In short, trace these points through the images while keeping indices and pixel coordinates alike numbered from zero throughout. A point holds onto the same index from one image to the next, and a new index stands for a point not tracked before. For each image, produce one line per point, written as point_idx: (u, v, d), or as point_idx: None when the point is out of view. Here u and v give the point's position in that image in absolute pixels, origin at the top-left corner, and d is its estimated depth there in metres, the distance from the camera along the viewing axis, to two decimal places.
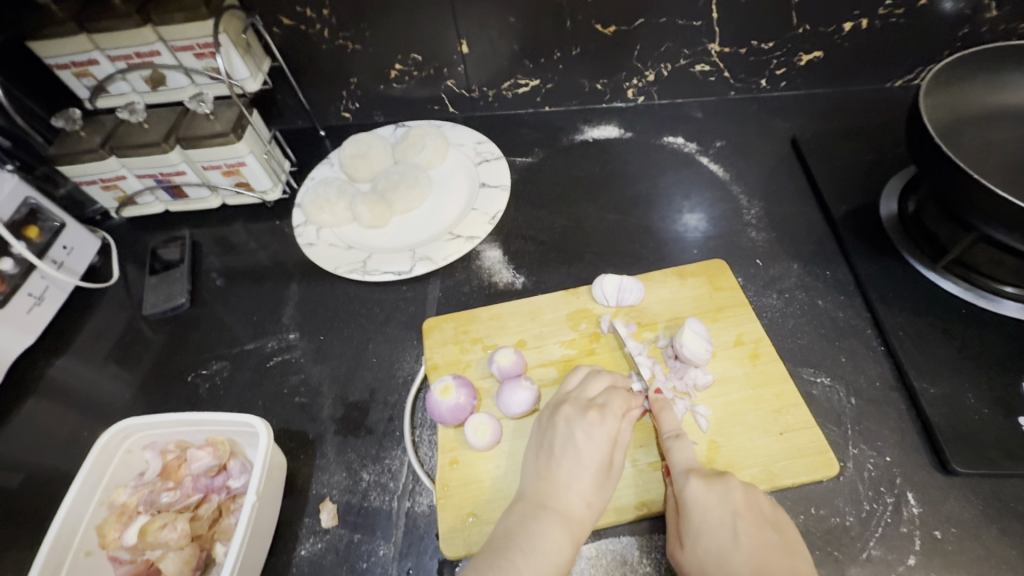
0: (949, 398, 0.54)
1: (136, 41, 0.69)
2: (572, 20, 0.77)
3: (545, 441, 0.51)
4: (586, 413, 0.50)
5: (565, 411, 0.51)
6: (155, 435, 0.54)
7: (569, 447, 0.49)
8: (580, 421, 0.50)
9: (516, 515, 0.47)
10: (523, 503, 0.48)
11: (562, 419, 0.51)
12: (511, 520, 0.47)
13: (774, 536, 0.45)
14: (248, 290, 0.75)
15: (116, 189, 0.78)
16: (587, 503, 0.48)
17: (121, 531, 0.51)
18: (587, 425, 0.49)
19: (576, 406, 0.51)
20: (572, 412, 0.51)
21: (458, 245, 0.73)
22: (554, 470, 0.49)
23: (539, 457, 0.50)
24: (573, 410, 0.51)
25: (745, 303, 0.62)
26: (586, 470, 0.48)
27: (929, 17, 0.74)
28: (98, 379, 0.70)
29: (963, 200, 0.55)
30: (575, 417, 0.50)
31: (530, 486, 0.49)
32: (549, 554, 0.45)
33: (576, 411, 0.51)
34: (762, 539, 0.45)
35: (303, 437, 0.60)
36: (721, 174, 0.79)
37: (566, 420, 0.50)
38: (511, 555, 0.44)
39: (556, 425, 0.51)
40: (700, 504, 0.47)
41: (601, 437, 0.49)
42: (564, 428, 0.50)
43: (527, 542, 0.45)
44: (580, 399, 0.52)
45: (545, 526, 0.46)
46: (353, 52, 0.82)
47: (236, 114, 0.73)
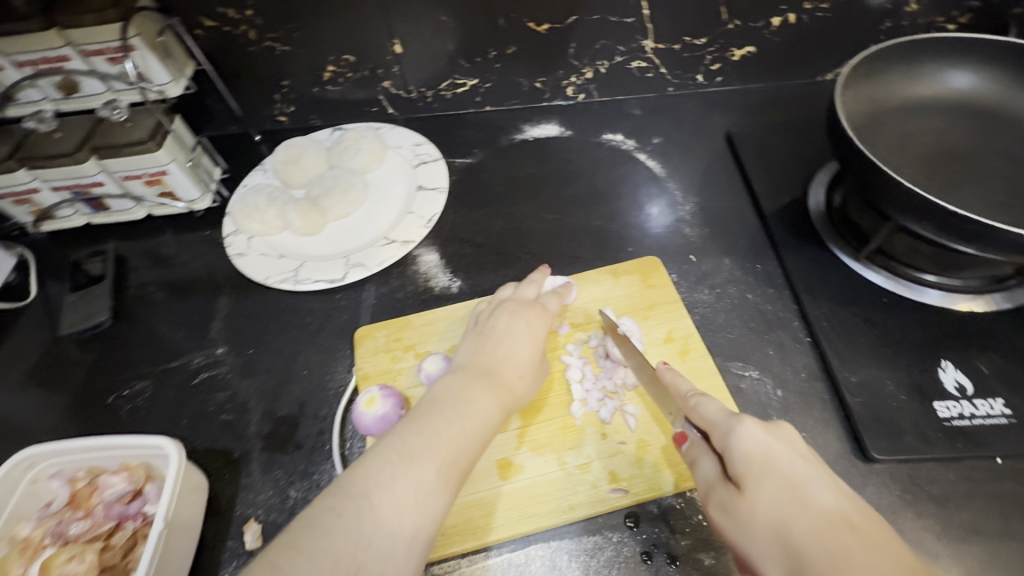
0: (870, 386, 0.55)
1: (42, 45, 0.65)
2: (505, 19, 0.77)
3: (489, 327, 0.53)
4: (530, 305, 0.55)
5: (510, 305, 0.55)
6: (63, 462, 0.52)
7: (512, 329, 0.53)
8: (523, 311, 0.54)
9: (452, 381, 0.48)
10: (460, 374, 0.49)
11: (506, 310, 0.55)
12: (447, 385, 0.47)
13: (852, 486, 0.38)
14: (176, 304, 0.73)
15: (30, 203, 0.74)
16: (519, 377, 0.50)
17: (25, 566, 0.48)
18: (530, 313, 0.54)
19: (521, 302, 0.56)
20: (517, 306, 0.55)
21: (393, 250, 0.71)
22: (495, 348, 0.51)
23: (478, 340, 0.53)
24: (518, 304, 0.55)
25: (676, 300, 0.62)
26: (524, 348, 0.52)
27: (853, 11, 0.75)
28: (13, 405, 0.67)
29: (877, 192, 0.56)
30: (519, 309, 0.55)
31: (467, 363, 0.50)
32: (477, 414, 0.45)
33: (520, 306, 0.55)
34: (841, 486, 0.38)
35: (228, 456, 0.58)
36: (658, 171, 0.79)
37: (510, 311, 0.54)
38: (445, 411, 0.44)
39: (498, 316, 0.54)
40: (763, 446, 0.40)
41: (540, 325, 0.54)
42: (508, 317, 0.54)
43: (459, 399, 0.46)
44: (523, 298, 0.56)
45: (479, 392, 0.47)
46: (282, 54, 0.80)
47: (156, 121, 0.70)
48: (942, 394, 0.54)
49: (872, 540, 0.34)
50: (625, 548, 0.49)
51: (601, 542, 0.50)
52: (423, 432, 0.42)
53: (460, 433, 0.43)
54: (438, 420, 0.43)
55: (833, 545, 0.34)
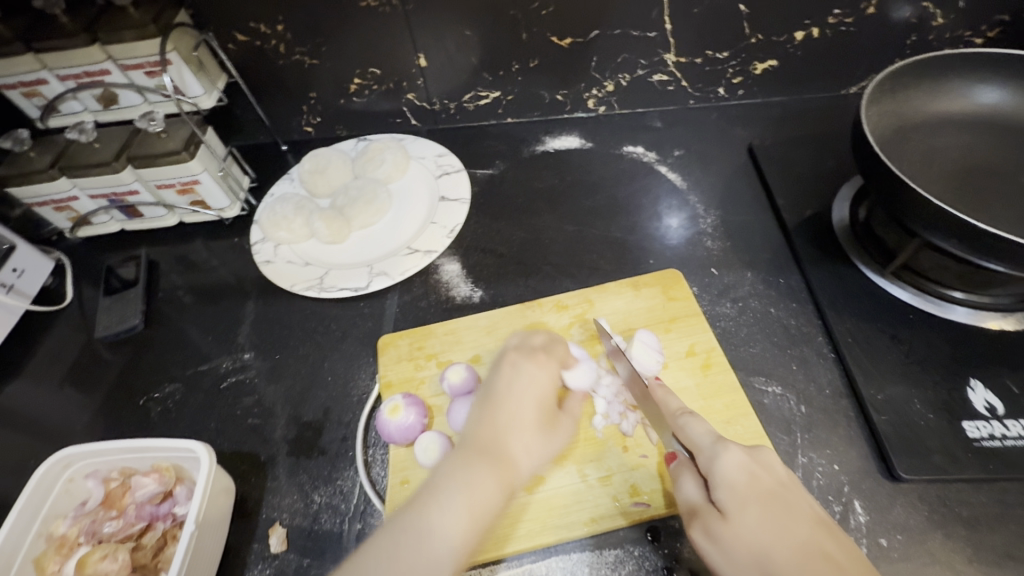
0: (896, 404, 0.54)
1: (84, 60, 0.68)
2: (528, 33, 0.78)
3: (490, 386, 0.48)
4: (532, 355, 0.49)
5: (511, 356, 0.50)
6: (98, 463, 0.53)
7: (515, 386, 0.47)
8: (526, 362, 0.49)
9: (449, 462, 0.42)
10: (459, 452, 0.43)
11: (508, 362, 0.49)
12: (445, 466, 0.41)
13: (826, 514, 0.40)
14: (205, 309, 0.75)
15: (69, 210, 0.77)
16: (527, 449, 0.45)
17: (61, 563, 0.49)
18: (534, 365, 0.48)
19: (522, 352, 0.50)
20: (518, 356, 0.50)
21: (416, 260, 0.73)
22: (498, 414, 0.45)
23: (481, 403, 0.46)
24: (520, 355, 0.50)
25: (698, 313, 0.62)
26: (531, 411, 0.46)
27: (878, 25, 0.75)
28: (50, 404, 0.69)
29: (904, 208, 0.56)
30: (521, 359, 0.49)
31: (469, 434, 0.44)
32: (478, 500, 0.40)
33: (521, 356, 0.50)
34: (818, 514, 0.39)
35: (255, 460, 0.59)
36: (679, 183, 0.79)
37: (512, 363, 0.49)
38: (442, 496, 0.39)
39: (500, 368, 0.49)
40: (748, 470, 0.41)
41: (546, 379, 0.48)
42: (510, 371, 0.48)
43: (459, 480, 0.40)
44: (524, 347, 0.51)
45: (480, 471, 0.41)
46: (311, 67, 0.82)
47: (189, 132, 0.72)
48: (971, 414, 0.53)
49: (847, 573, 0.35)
50: (646, 561, 0.50)
51: (622, 556, 0.50)
52: (417, 523, 0.37)
53: (462, 524, 0.38)
54: (435, 512, 0.38)
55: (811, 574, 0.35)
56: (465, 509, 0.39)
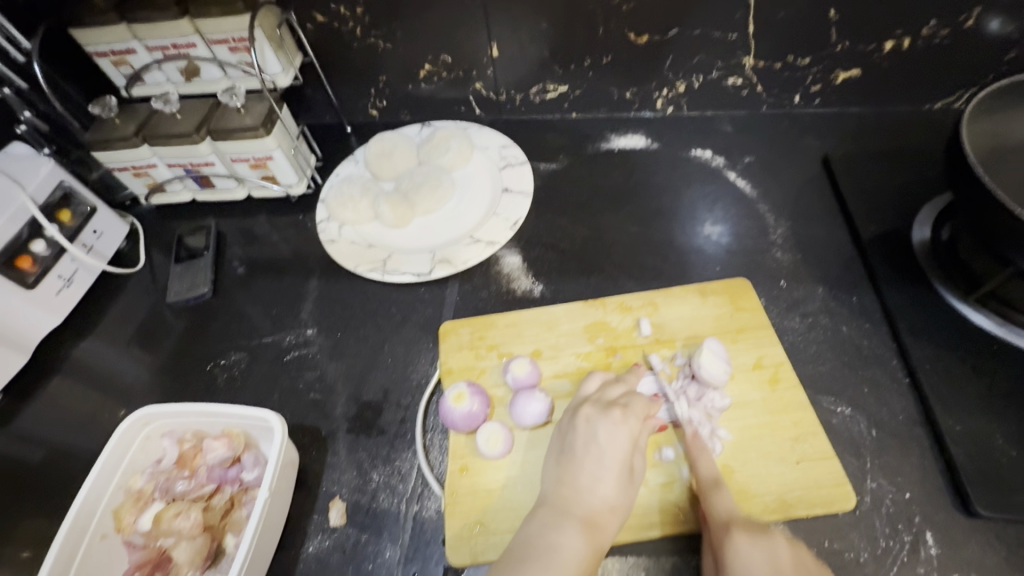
0: (975, 437, 0.52)
1: (174, 33, 0.70)
2: (605, 28, 0.77)
3: (567, 442, 0.51)
4: (607, 411, 0.50)
5: (586, 411, 0.51)
6: (174, 424, 0.55)
7: (592, 447, 0.49)
8: (601, 420, 0.50)
9: (539, 519, 0.46)
10: (545, 508, 0.47)
11: (582, 420, 0.51)
12: (533, 525, 0.46)
13: None
14: (270, 282, 0.76)
15: (147, 176, 0.80)
16: (609, 507, 0.47)
17: (137, 515, 0.52)
18: (610, 423, 0.50)
19: (596, 406, 0.52)
20: (592, 411, 0.51)
21: (478, 250, 0.73)
22: (576, 473, 0.48)
23: (560, 459, 0.50)
24: (594, 410, 0.51)
25: (767, 325, 0.60)
26: (611, 471, 0.48)
27: (976, 38, 0.71)
28: (121, 362, 0.72)
29: (999, 233, 0.53)
30: (597, 416, 0.50)
31: (552, 491, 0.48)
32: (573, 560, 0.43)
33: (596, 411, 0.51)
34: None
35: (316, 433, 0.61)
36: (747, 191, 0.77)
37: (587, 420, 0.51)
38: (532, 559, 0.43)
39: (576, 425, 0.51)
40: (744, 559, 0.44)
41: (624, 438, 0.49)
42: (585, 429, 0.50)
43: (549, 544, 0.44)
44: (600, 400, 0.52)
45: (567, 529, 0.45)
46: (384, 50, 0.83)
47: (267, 108, 0.74)
48: None
49: None
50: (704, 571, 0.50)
51: (679, 564, 0.50)
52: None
53: None
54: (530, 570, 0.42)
55: None
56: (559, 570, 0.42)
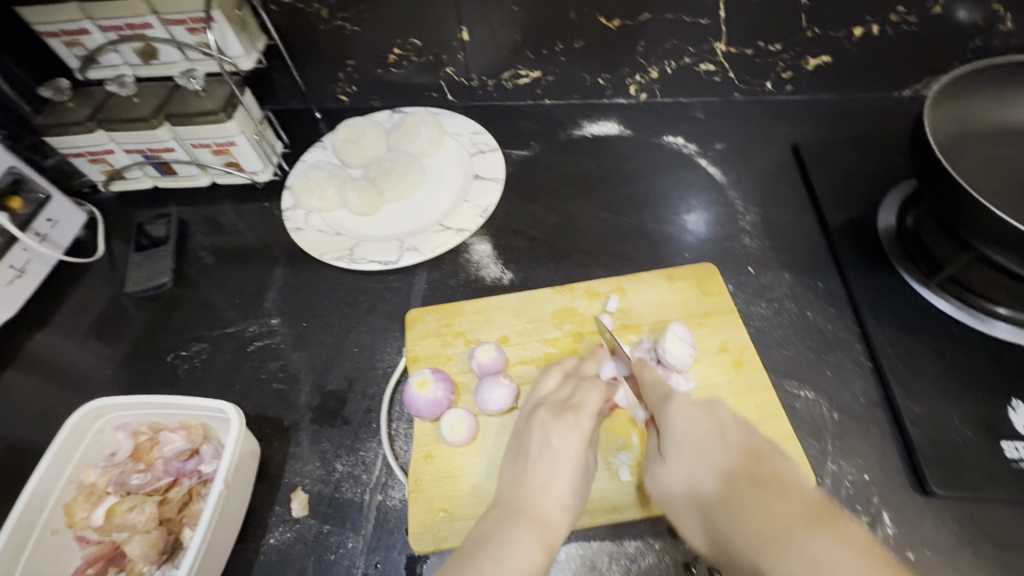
0: (933, 419, 0.53)
1: (128, 13, 0.68)
2: (576, 12, 0.76)
3: (522, 445, 0.49)
4: (561, 415, 0.49)
5: (541, 415, 0.50)
6: (128, 416, 0.54)
7: (546, 450, 0.48)
8: (555, 424, 0.49)
9: (490, 519, 0.45)
10: (499, 508, 0.46)
11: (537, 423, 0.50)
12: (485, 524, 0.45)
13: (766, 447, 0.41)
14: (234, 271, 0.75)
15: (104, 163, 0.77)
16: (562, 507, 0.46)
17: (89, 510, 0.50)
18: (563, 427, 0.48)
19: (551, 409, 0.50)
20: (547, 415, 0.50)
21: (447, 237, 0.72)
22: (530, 474, 0.47)
23: (515, 461, 0.49)
24: (548, 414, 0.50)
25: (733, 310, 0.61)
26: (566, 472, 0.47)
27: (942, 26, 0.71)
28: (79, 355, 0.70)
29: (959, 218, 0.54)
30: (551, 420, 0.49)
31: (505, 491, 0.47)
32: (524, 556, 0.42)
33: (551, 415, 0.50)
34: (752, 447, 0.41)
35: (278, 424, 0.60)
36: (718, 177, 0.77)
37: (542, 424, 0.49)
38: (481, 558, 0.42)
39: (531, 429, 0.50)
40: (688, 422, 0.44)
41: (577, 441, 0.48)
42: (540, 432, 0.49)
43: (501, 540, 0.43)
44: (555, 402, 0.51)
45: (519, 527, 0.44)
46: (351, 33, 0.81)
47: (228, 92, 0.71)
48: (1013, 434, 0.51)
49: (767, 484, 0.37)
50: (666, 555, 0.50)
51: (642, 548, 0.51)
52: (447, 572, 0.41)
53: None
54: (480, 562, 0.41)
55: (732, 493, 0.37)
56: (512, 562, 0.42)
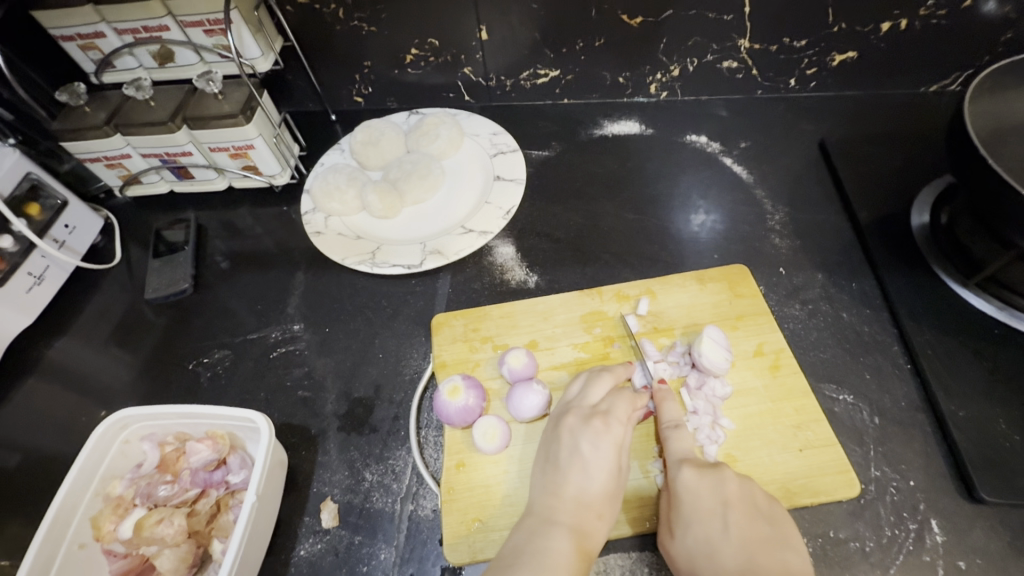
0: (979, 423, 0.52)
1: (144, 15, 0.66)
2: (598, 10, 0.74)
3: (551, 452, 0.49)
4: (589, 421, 0.49)
5: (569, 422, 0.49)
6: (154, 426, 0.53)
7: (577, 458, 0.47)
8: (584, 431, 0.48)
9: (526, 530, 0.44)
10: (533, 518, 0.45)
11: (565, 430, 0.49)
12: (520, 535, 0.44)
13: (769, 527, 0.44)
14: (254, 277, 0.74)
15: (121, 167, 0.76)
16: (597, 513, 0.46)
17: (117, 523, 0.49)
18: (593, 435, 0.48)
19: (580, 415, 0.50)
20: (576, 422, 0.49)
21: (470, 240, 0.71)
22: (562, 483, 0.46)
23: (546, 469, 0.48)
24: (578, 420, 0.49)
25: (767, 312, 0.59)
26: (598, 479, 0.46)
27: (973, 19, 0.70)
28: (99, 363, 0.69)
29: (1003, 217, 0.52)
30: (580, 427, 0.48)
31: (538, 501, 0.46)
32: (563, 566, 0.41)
33: (580, 421, 0.49)
34: (755, 528, 0.44)
35: (305, 433, 0.59)
36: (744, 176, 0.76)
37: (571, 432, 0.49)
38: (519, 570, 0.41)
39: (560, 436, 0.49)
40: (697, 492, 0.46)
41: (608, 447, 0.47)
42: (569, 439, 0.48)
43: (539, 553, 0.42)
44: (583, 408, 0.50)
45: (557, 539, 0.43)
46: (368, 34, 0.80)
47: (246, 94, 0.70)
48: None
49: None
50: None
51: None
52: None
53: None
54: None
55: None
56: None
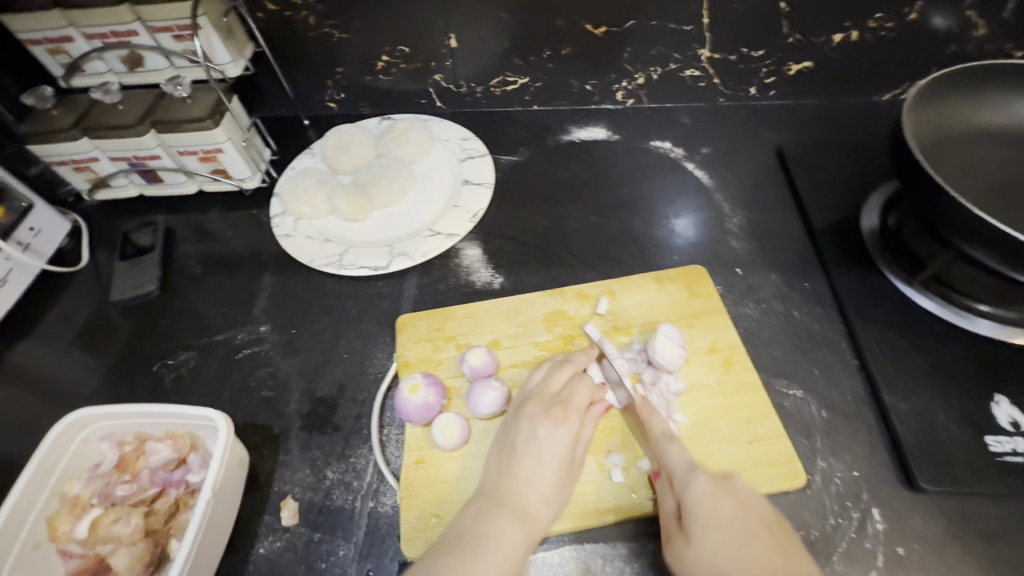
0: (918, 415, 0.54)
1: (113, 19, 0.67)
2: (563, 19, 0.77)
3: (508, 437, 0.49)
4: (550, 409, 0.49)
5: (530, 408, 0.50)
6: (113, 426, 0.53)
7: (532, 443, 0.48)
8: (543, 418, 0.49)
9: (472, 511, 0.45)
10: (481, 499, 0.46)
11: (525, 416, 0.50)
12: (467, 516, 0.45)
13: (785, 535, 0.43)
14: (221, 279, 0.74)
15: (88, 170, 0.76)
16: (545, 500, 0.46)
17: (73, 523, 0.49)
18: (551, 423, 0.48)
19: (541, 403, 0.50)
20: (536, 409, 0.50)
21: (437, 242, 0.72)
22: (515, 468, 0.47)
23: (501, 453, 0.49)
24: (538, 408, 0.50)
25: (721, 310, 0.61)
26: (550, 466, 0.47)
27: (918, 32, 0.73)
28: (62, 366, 0.69)
29: (939, 218, 0.55)
30: (540, 414, 0.49)
31: (489, 482, 0.47)
32: (503, 549, 0.42)
33: (540, 409, 0.50)
34: (775, 534, 0.43)
35: (268, 432, 0.59)
36: (705, 181, 0.78)
37: (530, 418, 0.49)
38: (461, 553, 0.41)
39: (519, 422, 0.50)
40: (705, 546, 0.43)
41: (564, 436, 0.48)
42: (527, 425, 0.49)
43: (480, 534, 0.43)
44: (544, 396, 0.51)
45: (502, 521, 0.44)
46: (339, 41, 0.81)
47: (216, 99, 0.71)
48: (997, 429, 0.52)
49: None
50: (660, 555, 0.50)
51: (636, 549, 0.50)
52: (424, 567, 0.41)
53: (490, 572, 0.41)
54: (459, 556, 0.41)
55: None
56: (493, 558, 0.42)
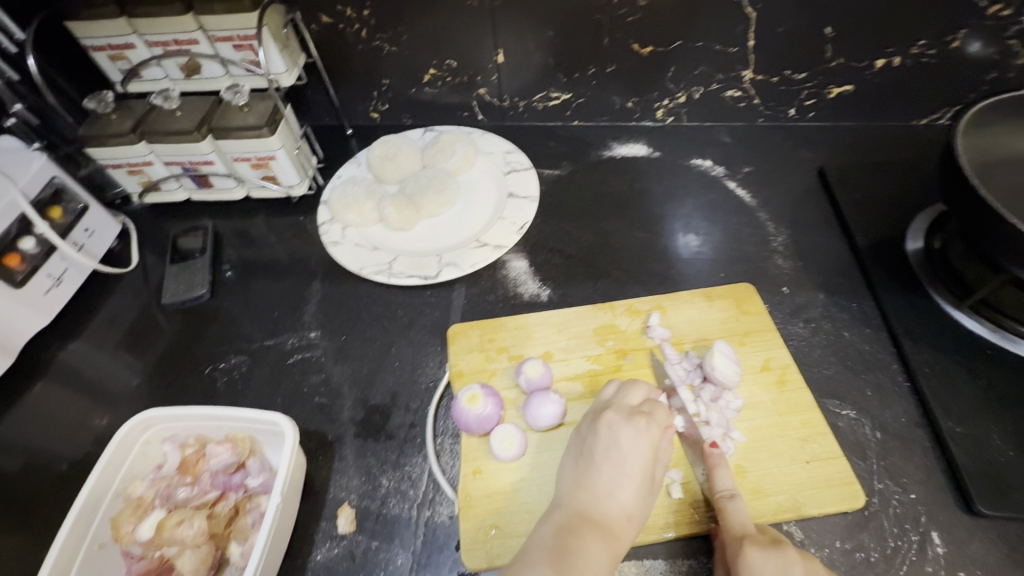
0: (976, 439, 0.54)
1: (177, 28, 0.69)
2: (610, 38, 0.78)
3: (587, 445, 0.50)
4: (632, 418, 0.49)
5: (609, 417, 0.50)
6: (176, 428, 0.53)
7: (612, 454, 0.48)
8: (625, 427, 0.49)
9: (553, 525, 0.46)
10: (562, 514, 0.47)
11: (605, 425, 0.50)
12: (551, 530, 0.45)
13: None
14: (270, 284, 0.75)
15: (142, 174, 0.77)
16: (627, 516, 0.47)
17: (135, 524, 0.50)
18: (634, 432, 0.48)
19: (621, 412, 0.50)
20: (616, 418, 0.50)
21: (485, 253, 0.73)
22: (596, 479, 0.48)
23: (579, 462, 0.49)
24: (617, 417, 0.50)
25: (772, 329, 0.62)
26: (631, 478, 0.47)
27: (961, 60, 0.75)
28: (112, 367, 0.69)
29: (995, 243, 0.56)
30: (621, 423, 0.49)
31: (568, 495, 0.48)
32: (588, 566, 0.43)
33: (620, 417, 0.50)
34: None
35: (322, 438, 0.60)
36: (747, 200, 0.79)
37: (610, 426, 0.49)
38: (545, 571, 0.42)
39: (598, 431, 0.50)
40: None
41: (646, 446, 0.48)
42: (607, 434, 0.49)
43: (562, 549, 0.44)
44: (623, 406, 0.51)
45: (585, 538, 0.44)
46: (388, 54, 0.83)
47: (271, 107, 0.72)
48: None
49: None
50: None
51: (696, 566, 0.51)
52: None
53: None
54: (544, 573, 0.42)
55: None
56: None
